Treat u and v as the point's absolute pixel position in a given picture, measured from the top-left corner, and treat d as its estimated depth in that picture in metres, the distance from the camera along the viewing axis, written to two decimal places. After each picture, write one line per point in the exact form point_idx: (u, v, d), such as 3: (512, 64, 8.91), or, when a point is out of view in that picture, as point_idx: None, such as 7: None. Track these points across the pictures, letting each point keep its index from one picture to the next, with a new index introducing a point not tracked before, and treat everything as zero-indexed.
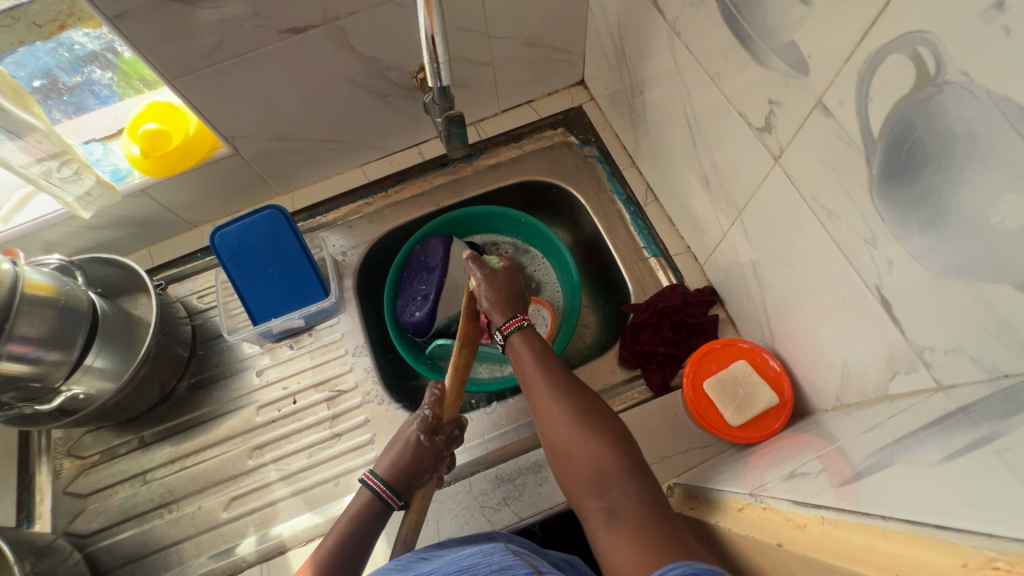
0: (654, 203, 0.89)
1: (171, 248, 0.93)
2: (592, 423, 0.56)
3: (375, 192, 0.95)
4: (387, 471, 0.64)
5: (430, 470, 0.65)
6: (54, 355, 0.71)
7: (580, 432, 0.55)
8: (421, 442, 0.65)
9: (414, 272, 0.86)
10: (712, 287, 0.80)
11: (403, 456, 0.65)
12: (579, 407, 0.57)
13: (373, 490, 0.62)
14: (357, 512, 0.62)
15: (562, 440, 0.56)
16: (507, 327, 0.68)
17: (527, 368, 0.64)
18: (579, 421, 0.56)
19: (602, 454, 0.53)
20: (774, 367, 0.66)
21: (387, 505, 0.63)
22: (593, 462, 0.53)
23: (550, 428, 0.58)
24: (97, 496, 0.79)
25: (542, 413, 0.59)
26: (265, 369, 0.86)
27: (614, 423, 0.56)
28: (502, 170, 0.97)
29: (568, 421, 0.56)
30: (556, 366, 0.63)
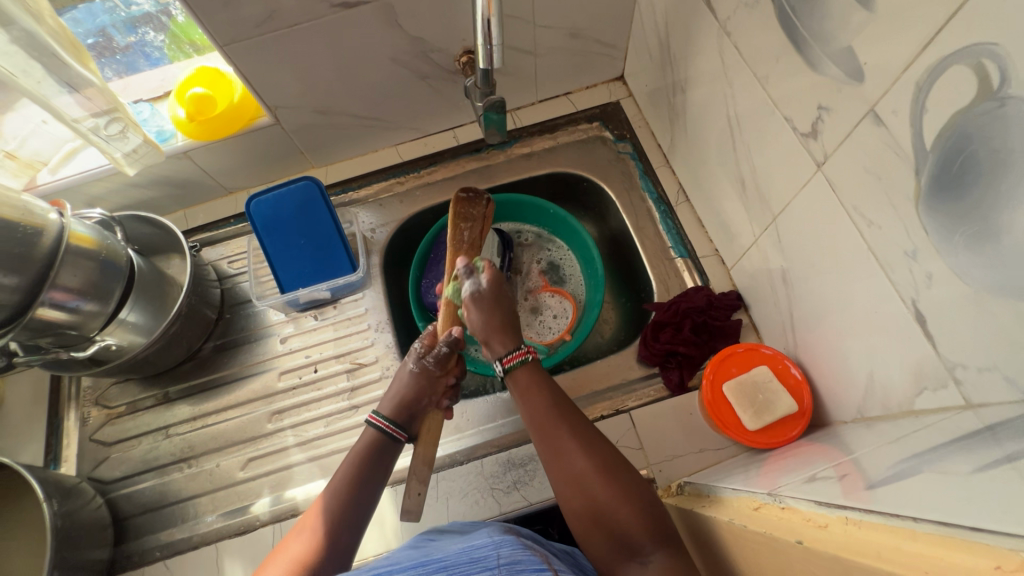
0: (685, 204, 0.89)
1: (206, 212, 0.96)
2: (617, 482, 0.54)
3: (408, 172, 0.96)
4: (387, 404, 0.70)
5: (428, 393, 0.71)
6: (93, 306, 0.74)
7: (609, 493, 0.54)
8: (416, 368, 0.71)
9: (442, 254, 0.89)
10: (738, 292, 0.80)
11: (399, 387, 0.71)
12: (602, 464, 0.55)
13: (377, 426, 0.67)
14: (364, 450, 0.65)
15: (590, 502, 0.54)
16: (508, 360, 0.66)
17: (537, 409, 0.61)
18: (606, 482, 0.54)
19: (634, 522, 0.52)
20: (794, 375, 0.66)
21: (389, 435, 0.67)
22: (622, 519, 0.52)
23: (571, 481, 0.56)
24: (121, 446, 0.82)
25: (561, 464, 0.57)
26: (288, 337, 0.88)
27: (638, 480, 0.56)
28: (534, 160, 0.97)
29: (596, 483, 0.54)
30: (571, 410, 0.61)
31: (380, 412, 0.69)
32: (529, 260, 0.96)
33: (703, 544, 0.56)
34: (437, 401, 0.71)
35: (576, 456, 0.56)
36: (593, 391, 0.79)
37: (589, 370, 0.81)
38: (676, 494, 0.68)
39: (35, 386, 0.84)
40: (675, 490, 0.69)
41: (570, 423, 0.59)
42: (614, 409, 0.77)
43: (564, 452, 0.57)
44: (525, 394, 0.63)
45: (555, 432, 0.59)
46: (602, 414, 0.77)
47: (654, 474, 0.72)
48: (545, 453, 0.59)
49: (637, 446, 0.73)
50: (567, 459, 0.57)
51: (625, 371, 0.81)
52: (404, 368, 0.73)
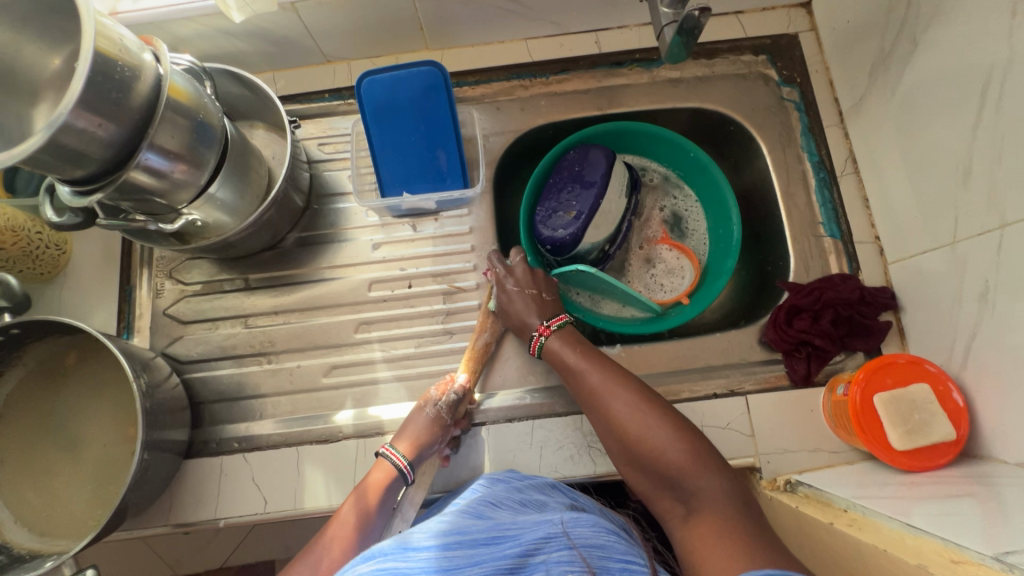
0: (851, 176, 0.77)
1: (298, 80, 0.83)
2: (659, 418, 0.59)
3: (534, 75, 0.83)
4: (403, 444, 0.66)
5: (438, 441, 0.67)
6: (187, 176, 0.65)
7: (653, 426, 0.58)
8: (431, 418, 0.67)
9: (563, 182, 0.77)
10: (892, 289, 0.72)
11: (414, 429, 0.67)
12: (641, 401, 0.60)
13: (393, 463, 0.65)
14: (376, 483, 0.64)
15: (637, 436, 0.59)
16: (535, 347, 0.69)
17: (578, 366, 0.65)
18: (647, 415, 0.59)
19: (671, 448, 0.57)
20: (956, 401, 0.59)
21: (401, 476, 0.65)
22: (666, 456, 0.57)
23: (615, 425, 0.60)
24: (198, 326, 0.77)
25: (604, 411, 0.61)
26: (380, 244, 0.80)
27: (668, 407, 0.61)
28: (682, 89, 0.83)
29: (640, 419, 0.59)
30: (603, 360, 0.65)
31: (395, 447, 0.66)
32: (651, 205, 0.86)
33: (832, 559, 0.53)
34: (441, 450, 0.69)
35: (616, 401, 0.61)
36: (707, 365, 0.74)
37: (705, 342, 0.75)
38: (783, 490, 0.65)
39: (107, 246, 0.78)
40: (781, 484, 0.66)
41: (606, 371, 0.63)
42: (728, 389, 0.72)
43: (604, 397, 0.62)
44: (567, 358, 0.66)
45: (596, 388, 0.63)
46: (715, 391, 0.72)
47: (761, 464, 0.68)
48: (591, 406, 0.63)
49: (748, 433, 0.69)
50: (609, 408, 0.61)
51: (744, 351, 0.74)
52: (419, 410, 0.68)
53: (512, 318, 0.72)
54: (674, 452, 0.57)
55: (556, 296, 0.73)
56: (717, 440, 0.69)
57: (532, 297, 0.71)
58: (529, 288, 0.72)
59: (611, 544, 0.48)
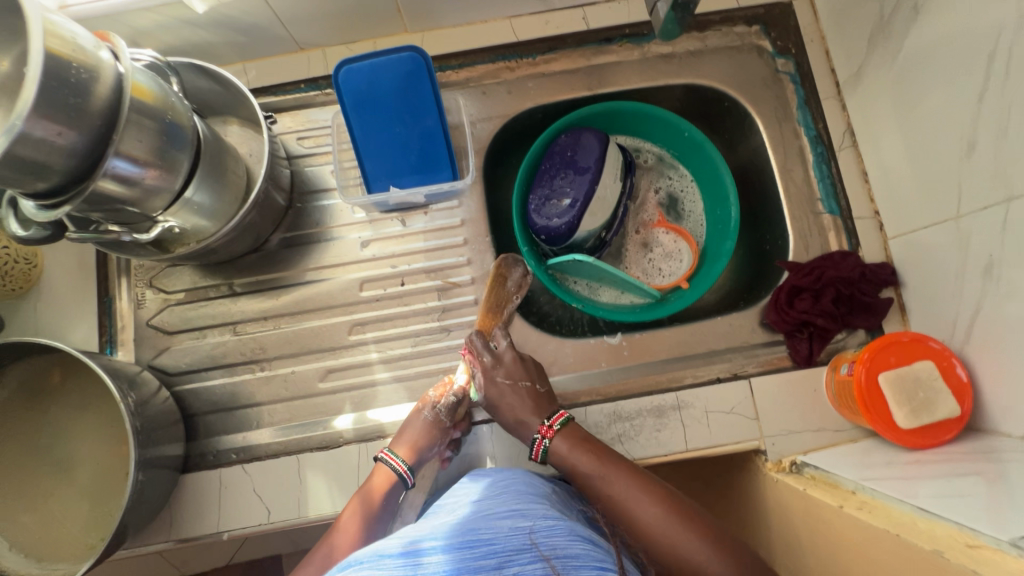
0: (849, 150, 0.75)
1: (271, 70, 0.79)
2: (685, 519, 0.53)
3: (520, 56, 0.79)
4: (401, 446, 0.65)
5: (438, 441, 0.66)
6: (159, 181, 0.61)
7: (678, 525, 0.53)
8: (430, 418, 0.66)
9: (556, 168, 0.75)
10: (893, 265, 0.71)
11: (413, 432, 0.66)
12: (664, 502, 0.54)
13: (391, 465, 0.64)
14: (377, 489, 0.62)
15: (671, 558, 0.51)
16: (537, 451, 0.63)
17: (593, 471, 0.58)
18: (671, 517, 0.53)
19: (706, 555, 0.50)
20: (960, 377, 0.59)
21: (401, 479, 0.63)
22: (701, 572, 0.50)
23: (644, 535, 0.53)
24: (185, 336, 0.74)
25: (630, 529, 0.54)
26: (369, 241, 0.77)
27: (696, 508, 0.55)
28: (674, 65, 0.80)
29: (665, 528, 0.52)
30: (617, 459, 0.59)
31: (394, 450, 0.65)
32: (646, 187, 0.84)
33: (843, 542, 0.53)
34: (443, 450, 0.68)
35: (643, 514, 0.54)
36: (709, 349, 0.73)
37: (706, 326, 0.74)
38: (789, 472, 0.66)
39: (80, 257, 0.74)
40: (787, 466, 0.66)
41: (625, 471, 0.58)
42: (731, 373, 0.72)
43: (628, 507, 0.55)
44: (573, 461, 0.60)
45: (610, 487, 0.57)
46: (718, 376, 0.71)
47: (766, 446, 0.68)
48: (610, 519, 0.56)
49: (753, 417, 0.69)
50: (630, 514, 0.54)
51: (745, 333, 0.74)
52: (416, 413, 0.67)
53: (506, 415, 0.66)
54: (715, 573, 0.49)
55: (550, 386, 0.67)
56: (722, 426, 0.68)
57: (527, 391, 0.66)
58: (521, 380, 0.66)
59: (588, 553, 0.39)
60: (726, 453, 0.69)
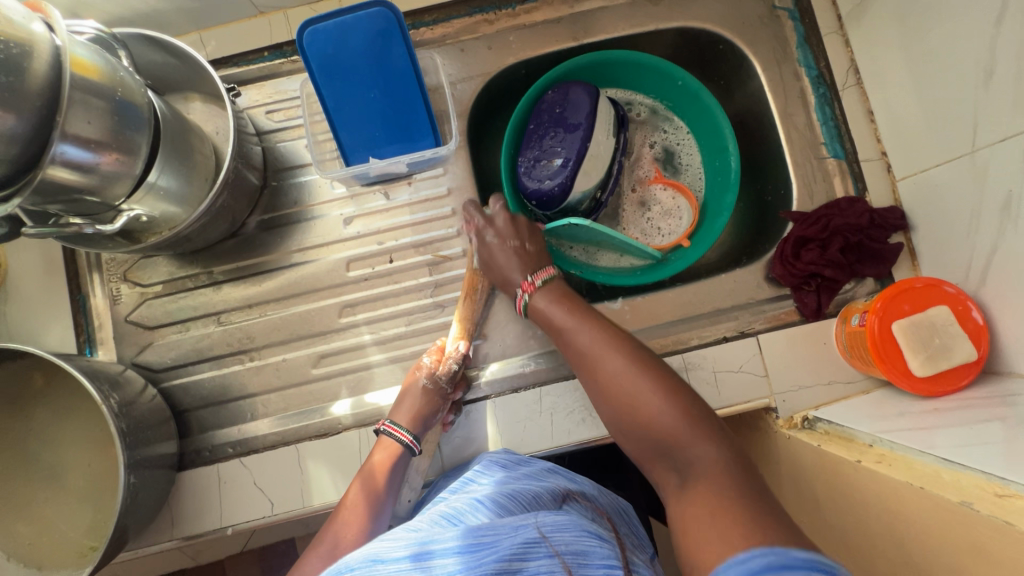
0: (853, 88, 0.71)
1: (231, 38, 0.73)
2: (655, 375, 0.53)
3: (499, 7, 0.73)
4: (404, 417, 0.64)
5: (440, 408, 0.65)
6: (119, 167, 0.56)
7: (648, 381, 0.52)
8: (429, 385, 0.65)
9: (545, 127, 0.70)
10: (902, 209, 0.68)
11: (413, 400, 0.64)
12: (639, 358, 0.54)
13: (395, 438, 0.62)
14: (378, 465, 0.62)
15: (633, 403, 0.52)
16: (520, 305, 0.65)
17: (569, 324, 0.59)
18: (640, 372, 0.53)
19: (665, 410, 0.50)
20: (976, 320, 0.57)
21: (407, 446, 0.63)
22: (660, 422, 0.50)
23: (612, 380, 0.54)
24: (167, 329, 0.71)
25: (594, 372, 0.56)
26: (352, 218, 0.73)
27: (668, 370, 0.54)
28: (664, 7, 0.74)
29: (634, 380, 0.53)
30: (592, 317, 0.60)
31: (396, 421, 0.63)
32: (641, 142, 0.79)
33: (863, 497, 0.52)
34: (446, 417, 0.67)
35: (610, 369, 0.54)
36: (714, 308, 0.71)
37: (711, 285, 0.71)
38: (801, 428, 0.64)
39: (46, 253, 0.70)
40: (799, 422, 0.65)
41: (597, 331, 0.58)
42: (738, 332, 0.69)
43: (597, 356, 0.56)
44: (552, 317, 0.61)
45: (586, 347, 0.57)
46: (725, 335, 0.69)
47: (777, 404, 0.66)
48: (583, 372, 0.58)
49: (762, 374, 0.67)
50: (603, 370, 0.55)
51: (751, 290, 0.71)
52: (414, 381, 0.66)
53: (495, 272, 0.67)
54: (660, 414, 0.50)
55: (541, 244, 0.67)
56: (731, 386, 0.67)
57: (515, 250, 0.66)
58: (510, 240, 0.66)
59: (594, 549, 0.41)
60: (736, 413, 0.68)
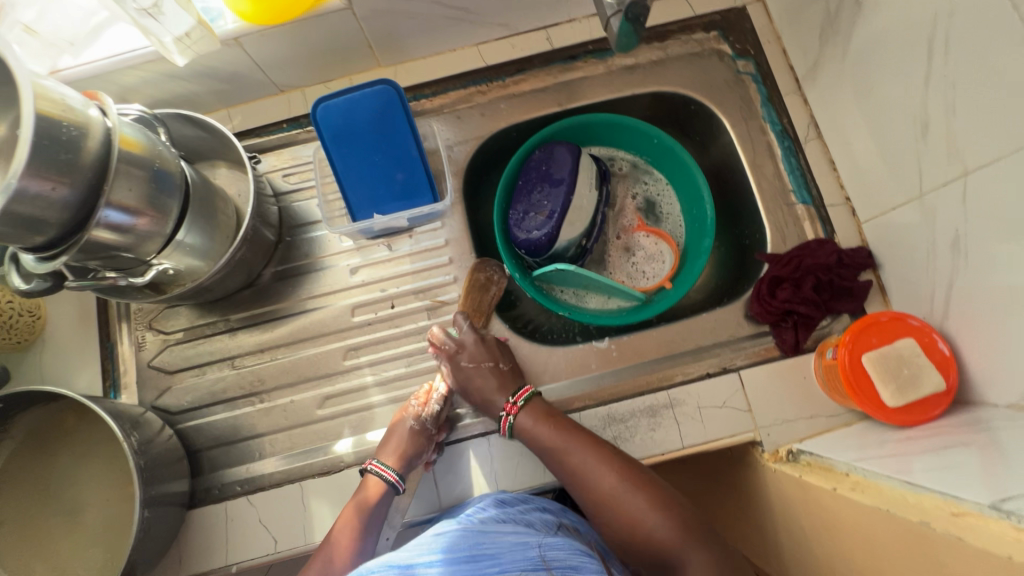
0: (815, 140, 0.77)
1: (255, 114, 0.83)
2: (645, 489, 0.61)
3: (490, 79, 0.83)
4: (391, 457, 0.67)
5: (425, 449, 0.68)
6: (152, 227, 0.64)
7: (642, 499, 0.60)
8: (415, 427, 0.68)
9: (532, 183, 0.77)
10: (869, 248, 0.72)
11: (399, 440, 0.67)
12: (628, 470, 0.62)
13: (380, 475, 0.65)
14: (365, 501, 0.65)
15: (632, 518, 0.60)
16: (504, 427, 0.68)
17: (558, 444, 0.64)
18: (628, 485, 0.61)
19: (660, 524, 0.59)
20: (943, 351, 0.60)
21: (391, 485, 0.65)
22: (656, 538, 0.58)
23: (608, 495, 0.61)
24: (185, 374, 0.76)
25: (587, 488, 0.62)
26: (358, 268, 0.79)
27: (648, 475, 0.63)
28: (638, 75, 0.83)
29: (629, 496, 0.61)
30: (582, 433, 0.65)
31: (383, 462, 0.66)
32: (624, 194, 0.86)
33: (842, 526, 0.53)
34: (429, 459, 0.69)
35: (602, 480, 0.62)
36: (698, 346, 0.74)
37: (693, 323, 0.75)
38: (786, 461, 0.66)
39: (81, 305, 0.77)
40: (784, 455, 0.67)
41: (586, 447, 0.63)
42: (721, 367, 0.73)
43: (583, 479, 0.63)
44: (542, 439, 0.65)
45: (577, 460, 0.63)
46: (708, 371, 0.72)
47: (762, 437, 0.68)
48: (573, 482, 0.64)
49: (745, 409, 0.69)
50: (595, 484, 0.62)
51: (731, 327, 0.75)
52: (401, 423, 0.69)
53: (473, 395, 0.71)
54: (655, 527, 0.59)
55: (513, 363, 0.73)
56: (716, 420, 0.69)
57: (491, 369, 0.71)
58: (484, 363, 0.71)
59: (581, 564, 0.45)
60: (724, 447, 0.70)
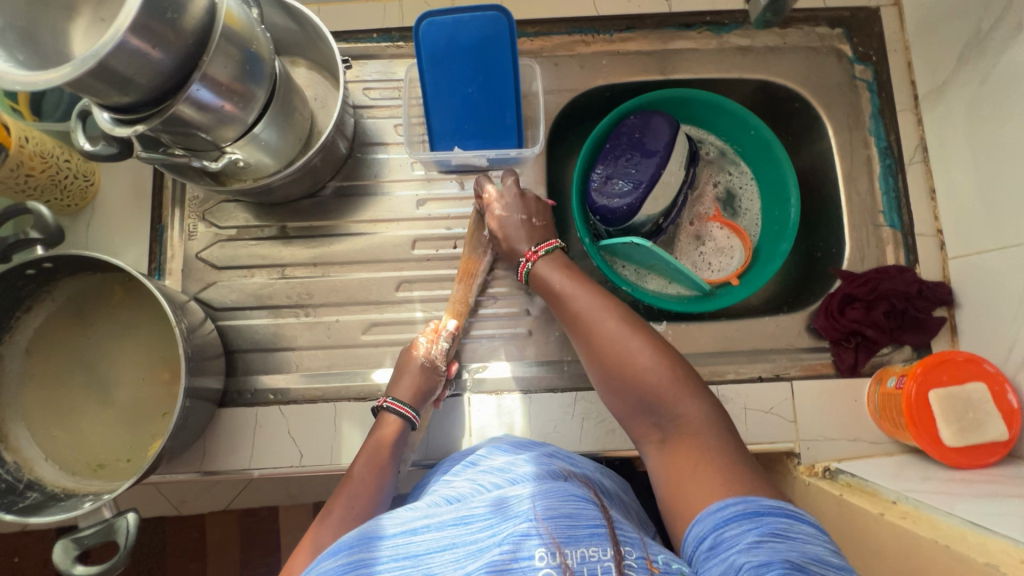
0: (919, 165, 0.74)
1: (346, 17, 0.78)
2: (648, 339, 0.56)
3: (598, 31, 0.78)
4: (403, 395, 0.64)
5: (437, 384, 0.67)
6: (235, 112, 0.60)
7: (644, 345, 0.56)
8: (427, 363, 0.66)
9: (621, 148, 0.74)
10: (950, 286, 0.70)
11: (410, 376, 0.65)
12: (631, 320, 0.58)
13: (398, 412, 0.63)
14: (385, 439, 0.62)
15: (628, 360, 0.55)
16: (523, 272, 0.67)
17: (565, 289, 0.62)
18: (634, 332, 0.57)
19: (659, 367, 0.54)
20: (1011, 403, 0.59)
21: (408, 420, 0.63)
22: (654, 379, 0.54)
23: (611, 341, 0.57)
24: (232, 272, 0.74)
25: (588, 333, 0.58)
26: (425, 200, 0.77)
27: (654, 330, 0.58)
28: (751, 58, 0.79)
29: (636, 342, 0.56)
30: (593, 285, 0.62)
31: (399, 399, 0.64)
32: (706, 180, 0.84)
33: (880, 551, 0.53)
34: (440, 394, 0.68)
35: (603, 325, 0.58)
36: (754, 348, 0.73)
37: (753, 325, 0.74)
38: (821, 477, 0.66)
39: (137, 180, 0.74)
40: (820, 471, 0.67)
41: (591, 295, 0.60)
42: (773, 374, 0.72)
43: (590, 319, 0.59)
44: (552, 283, 0.63)
45: (588, 313, 0.59)
46: (761, 375, 0.71)
47: (801, 450, 0.68)
48: (575, 328, 0.60)
49: (790, 419, 0.69)
50: (595, 330, 0.58)
51: (791, 337, 0.73)
52: (408, 358, 0.67)
53: (502, 243, 0.68)
54: (652, 367, 0.54)
55: (547, 220, 0.69)
56: (759, 424, 0.69)
57: (523, 224, 0.67)
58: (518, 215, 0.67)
59: (581, 512, 0.41)
60: (761, 452, 0.69)
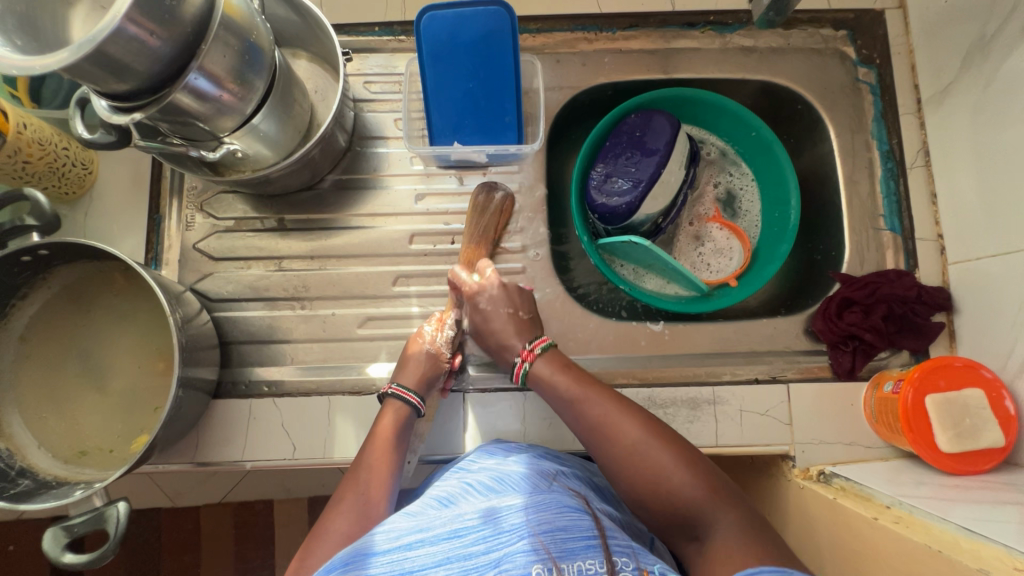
0: (920, 168, 0.74)
1: (349, 10, 0.78)
2: (668, 443, 0.52)
3: (601, 29, 0.78)
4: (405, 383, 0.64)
5: (442, 372, 0.67)
6: (234, 103, 0.60)
7: (665, 450, 0.52)
8: (432, 351, 0.66)
9: (622, 147, 0.73)
10: (949, 291, 0.70)
11: (416, 363, 0.65)
12: (650, 422, 0.54)
13: (402, 398, 0.63)
14: (384, 427, 0.61)
15: (651, 472, 0.51)
16: (519, 374, 0.63)
17: (575, 395, 0.58)
18: (651, 436, 0.53)
19: (682, 471, 0.50)
20: (1007, 409, 0.59)
21: (413, 406, 0.63)
22: (679, 484, 0.49)
23: (630, 448, 0.53)
24: (228, 264, 0.74)
25: (608, 441, 0.54)
26: (424, 195, 0.76)
27: (676, 435, 0.54)
28: (754, 59, 0.78)
29: (660, 450, 0.51)
30: (600, 387, 0.59)
31: (404, 384, 0.64)
32: (706, 180, 0.83)
33: (874, 556, 0.53)
34: (445, 383, 0.68)
35: (621, 434, 0.54)
36: (751, 350, 0.73)
37: (750, 326, 0.73)
38: (815, 480, 0.66)
39: (136, 169, 0.74)
40: (814, 475, 0.66)
41: (605, 399, 0.57)
42: (769, 376, 0.71)
43: (608, 427, 0.55)
44: (559, 387, 0.59)
45: (600, 423, 0.55)
46: (757, 377, 0.71)
47: (795, 453, 0.68)
48: (592, 440, 0.56)
49: (785, 422, 0.68)
50: (614, 436, 0.54)
51: (788, 339, 0.73)
52: (413, 347, 0.67)
53: (491, 336, 0.66)
54: (679, 479, 0.49)
55: (535, 316, 0.67)
56: (755, 426, 0.68)
57: (511, 317, 0.65)
58: (504, 307, 0.66)
59: (575, 523, 0.42)
60: (755, 455, 0.69)
